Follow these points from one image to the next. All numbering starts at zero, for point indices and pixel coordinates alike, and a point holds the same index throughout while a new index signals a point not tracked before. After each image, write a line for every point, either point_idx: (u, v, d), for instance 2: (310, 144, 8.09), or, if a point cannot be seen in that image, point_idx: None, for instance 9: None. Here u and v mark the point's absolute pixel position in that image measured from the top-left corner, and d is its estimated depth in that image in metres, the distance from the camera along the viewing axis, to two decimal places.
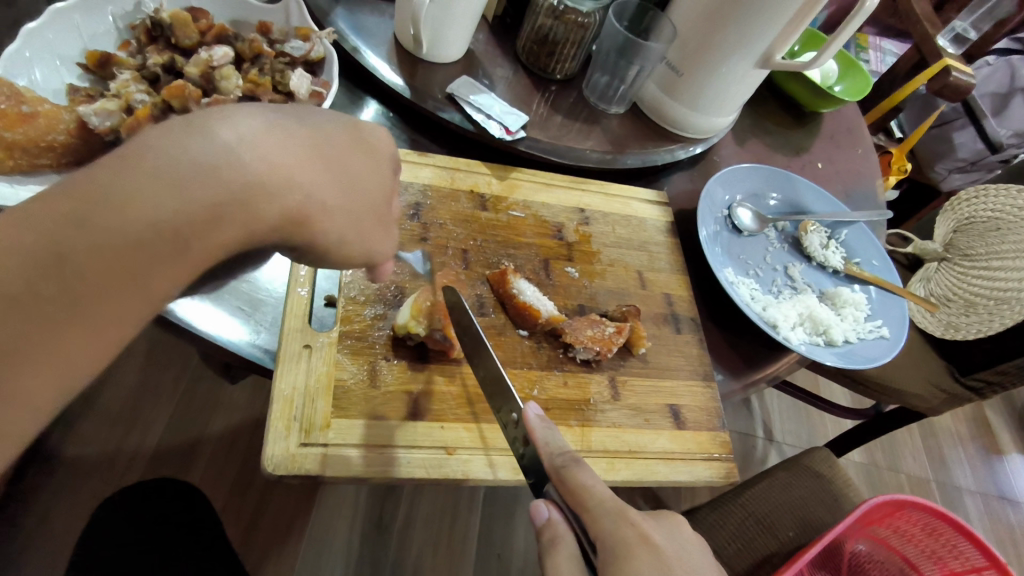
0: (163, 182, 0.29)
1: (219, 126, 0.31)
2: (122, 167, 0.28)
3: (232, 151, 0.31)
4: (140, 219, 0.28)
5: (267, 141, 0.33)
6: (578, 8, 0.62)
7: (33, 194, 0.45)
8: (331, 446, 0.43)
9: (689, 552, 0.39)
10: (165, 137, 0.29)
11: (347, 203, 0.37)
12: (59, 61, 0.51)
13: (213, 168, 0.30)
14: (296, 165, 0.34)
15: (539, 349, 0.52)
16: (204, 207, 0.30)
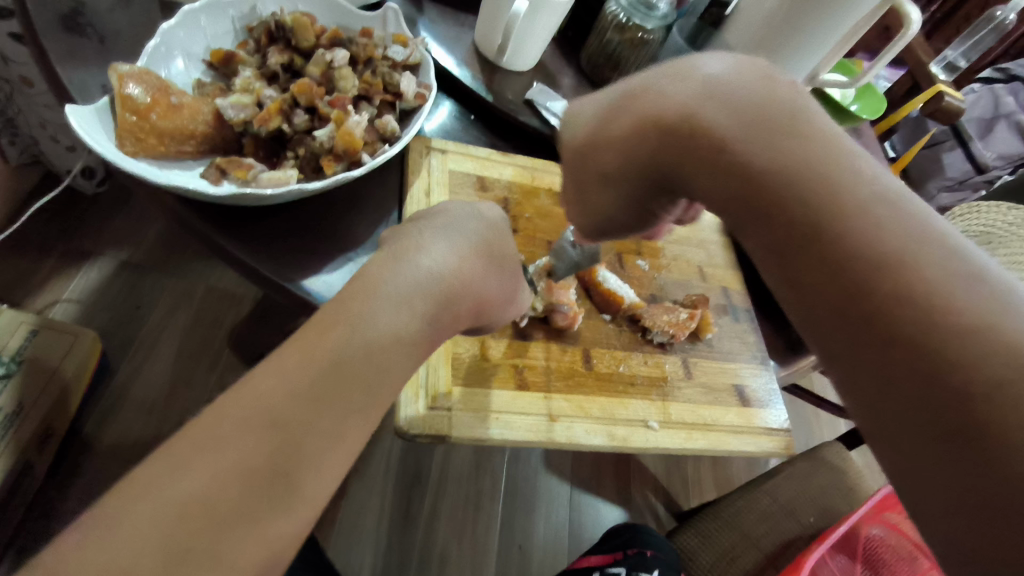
0: (397, 299, 0.38)
1: (423, 255, 0.41)
2: (365, 293, 0.37)
3: (434, 269, 0.41)
4: (385, 330, 0.36)
5: (455, 257, 0.43)
6: (643, 24, 0.68)
7: (177, 176, 0.49)
8: (455, 409, 0.48)
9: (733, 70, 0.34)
10: (387, 271, 0.39)
11: (496, 288, 0.46)
12: (188, 57, 0.55)
13: (426, 284, 0.40)
14: (474, 268, 0.44)
15: (621, 331, 0.58)
16: (424, 313, 0.39)
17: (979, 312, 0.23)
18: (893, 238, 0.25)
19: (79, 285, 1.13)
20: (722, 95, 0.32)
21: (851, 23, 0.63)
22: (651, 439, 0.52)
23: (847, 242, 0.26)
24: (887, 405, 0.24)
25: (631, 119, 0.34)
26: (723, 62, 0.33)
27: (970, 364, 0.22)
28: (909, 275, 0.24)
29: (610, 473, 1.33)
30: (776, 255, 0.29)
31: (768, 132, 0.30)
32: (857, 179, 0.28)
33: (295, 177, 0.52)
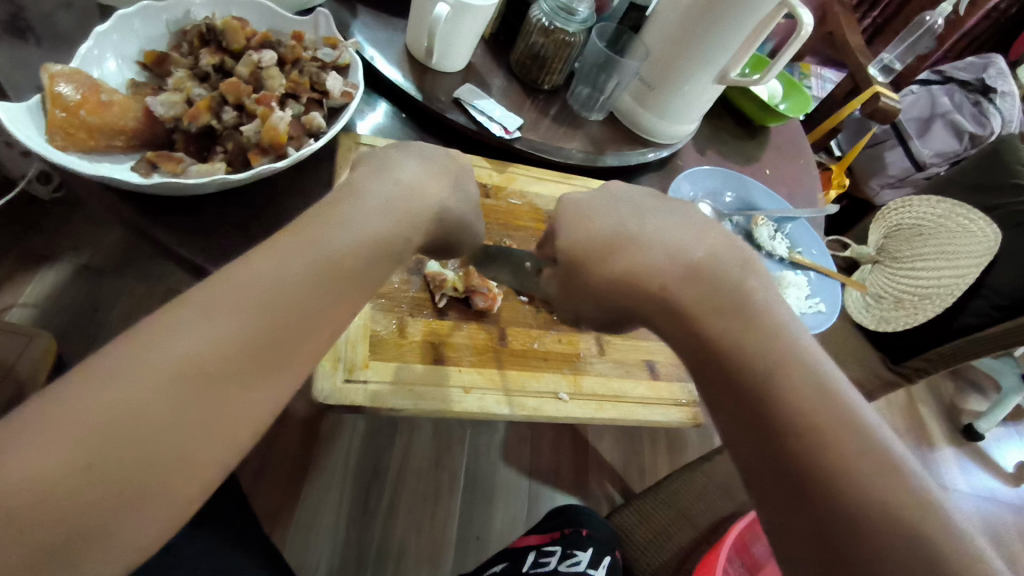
0: (380, 210, 0.44)
1: (398, 171, 0.47)
2: (349, 202, 0.43)
3: (409, 182, 0.47)
4: (363, 234, 0.41)
5: (425, 174, 0.49)
6: (566, 28, 0.73)
7: (106, 168, 0.52)
8: (371, 382, 0.51)
9: (715, 258, 0.44)
10: (365, 183, 0.45)
11: (465, 205, 0.52)
12: (123, 60, 0.58)
13: (402, 194, 0.46)
14: (444, 183, 0.50)
15: (537, 312, 0.61)
16: (401, 220, 0.44)
17: (889, 499, 0.32)
18: (823, 430, 0.35)
19: (36, 289, 1.15)
20: (701, 271, 0.43)
21: (749, 29, 0.68)
22: (561, 409, 0.56)
23: (800, 433, 0.35)
24: (790, 512, 0.34)
25: (627, 260, 0.45)
26: (697, 242, 0.45)
27: (881, 540, 0.31)
28: (811, 426, 0.35)
29: (567, 464, 1.37)
30: (730, 405, 0.39)
31: (737, 318, 0.40)
32: (800, 376, 0.37)
33: (223, 168, 0.55)
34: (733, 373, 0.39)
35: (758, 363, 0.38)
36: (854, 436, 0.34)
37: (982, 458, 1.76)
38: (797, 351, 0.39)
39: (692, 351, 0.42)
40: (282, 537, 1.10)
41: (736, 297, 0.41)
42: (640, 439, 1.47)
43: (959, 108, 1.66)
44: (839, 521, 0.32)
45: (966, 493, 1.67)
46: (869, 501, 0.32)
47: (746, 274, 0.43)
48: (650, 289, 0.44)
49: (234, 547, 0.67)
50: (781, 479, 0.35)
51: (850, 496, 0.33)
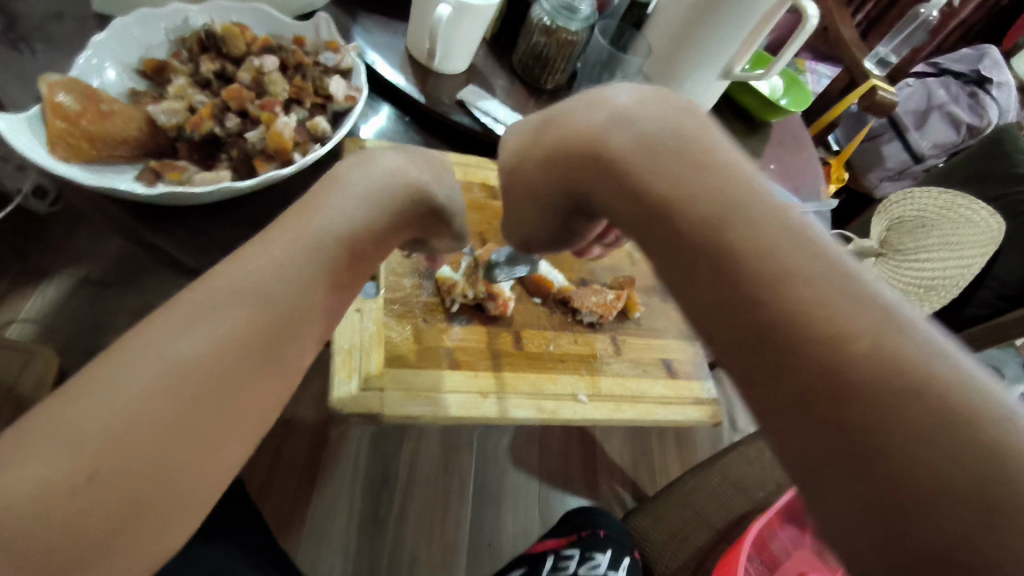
0: (360, 196, 0.43)
1: (381, 159, 0.47)
2: (332, 191, 0.43)
3: (392, 170, 0.46)
4: (346, 225, 0.41)
5: (408, 165, 0.48)
6: (568, 26, 0.72)
7: (110, 179, 0.51)
8: (386, 390, 0.50)
9: (660, 105, 0.35)
10: (348, 171, 0.45)
11: (452, 204, 0.51)
12: (122, 68, 0.57)
13: (384, 182, 0.45)
14: (429, 174, 0.49)
15: (551, 314, 0.60)
16: (383, 215, 0.44)
17: (929, 379, 0.22)
18: (821, 294, 0.25)
19: (34, 305, 1.13)
20: (640, 125, 0.34)
21: (751, 26, 0.68)
22: (579, 411, 0.55)
23: (785, 304, 0.25)
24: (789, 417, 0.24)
25: (557, 137, 0.38)
26: (642, 100, 0.36)
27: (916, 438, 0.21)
28: (783, 278, 0.26)
29: (577, 465, 1.36)
30: (693, 286, 0.29)
31: (689, 172, 0.31)
32: (779, 232, 0.28)
33: (229, 176, 0.54)
34: (682, 229, 0.30)
35: (725, 225, 0.29)
36: (863, 302, 0.25)
37: None
38: (775, 206, 0.29)
39: (631, 219, 0.33)
40: (293, 547, 1.09)
41: (689, 146, 0.33)
42: (649, 439, 1.46)
43: (955, 100, 1.66)
44: (858, 419, 0.23)
45: None
46: (898, 384, 0.23)
47: (700, 125, 0.34)
48: (586, 155, 0.36)
49: (250, 560, 0.65)
50: (749, 348, 0.26)
51: (871, 380, 0.23)
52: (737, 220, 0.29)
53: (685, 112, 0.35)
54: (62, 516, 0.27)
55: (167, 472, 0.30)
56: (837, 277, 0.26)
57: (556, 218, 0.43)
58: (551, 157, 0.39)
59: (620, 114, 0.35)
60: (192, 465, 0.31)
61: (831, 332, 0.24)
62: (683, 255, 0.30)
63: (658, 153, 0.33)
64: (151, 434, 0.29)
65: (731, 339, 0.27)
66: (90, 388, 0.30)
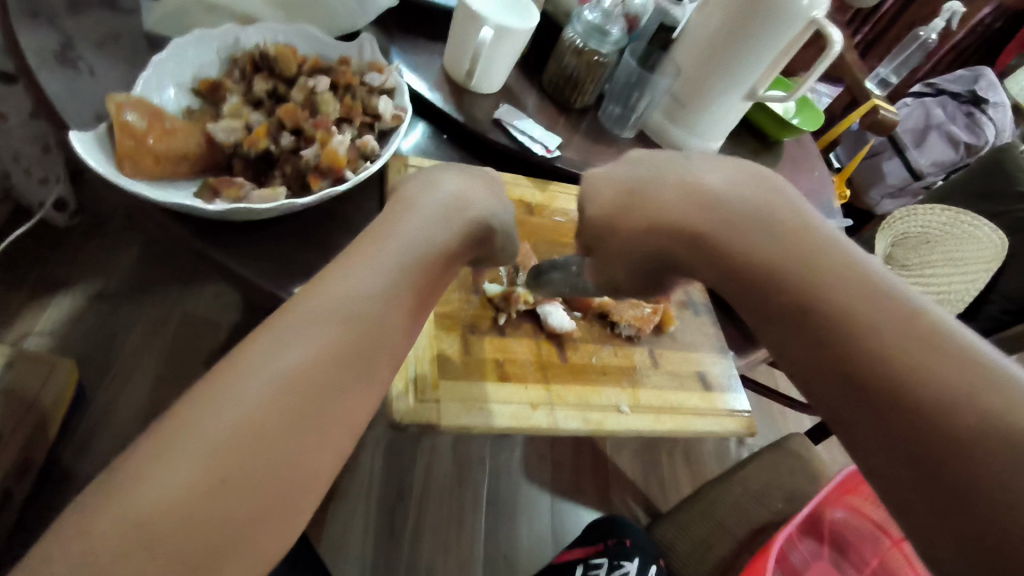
0: (430, 218, 0.46)
1: (443, 184, 0.49)
2: (404, 214, 0.45)
3: (455, 195, 0.49)
4: (420, 245, 0.43)
5: (470, 189, 0.50)
6: (599, 49, 0.75)
7: (172, 195, 0.52)
8: (441, 401, 0.51)
9: (739, 174, 0.37)
10: (416, 196, 0.47)
11: (508, 223, 0.53)
12: (177, 87, 0.58)
13: (449, 206, 0.47)
14: (487, 197, 0.51)
15: (590, 327, 0.62)
16: (453, 236, 0.46)
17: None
18: (927, 361, 0.28)
19: (51, 316, 1.13)
20: (728, 194, 0.35)
21: (780, 47, 0.71)
22: (623, 422, 0.57)
23: (893, 369, 0.28)
24: (901, 475, 0.27)
25: (649, 194, 0.38)
26: (726, 168, 0.37)
27: (1019, 492, 0.25)
28: (922, 372, 0.27)
29: (588, 479, 1.37)
30: (803, 356, 0.31)
31: (787, 242, 0.33)
32: (880, 296, 0.30)
33: (285, 193, 0.56)
34: (788, 301, 0.32)
35: (826, 298, 0.31)
36: (966, 362, 0.27)
37: None
38: (869, 270, 0.32)
39: (728, 294, 0.35)
40: None
41: (777, 213, 0.34)
42: (658, 451, 1.47)
43: (953, 120, 1.71)
44: (968, 476, 0.26)
45: None
46: (1003, 441, 0.26)
47: (779, 193, 0.36)
48: (675, 223, 0.36)
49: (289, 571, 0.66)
50: (862, 411, 0.29)
51: (975, 440, 0.26)
52: (840, 290, 0.31)
53: (764, 181, 0.36)
54: (186, 520, 0.29)
55: (273, 479, 0.31)
56: (942, 340, 0.28)
57: (639, 276, 0.42)
58: (635, 222, 0.38)
59: (706, 184, 0.36)
60: (292, 471, 0.32)
61: (934, 397, 0.27)
62: (787, 323, 0.32)
63: (749, 221, 0.34)
64: (259, 442, 0.31)
65: (842, 405, 0.29)
66: (200, 396, 0.32)
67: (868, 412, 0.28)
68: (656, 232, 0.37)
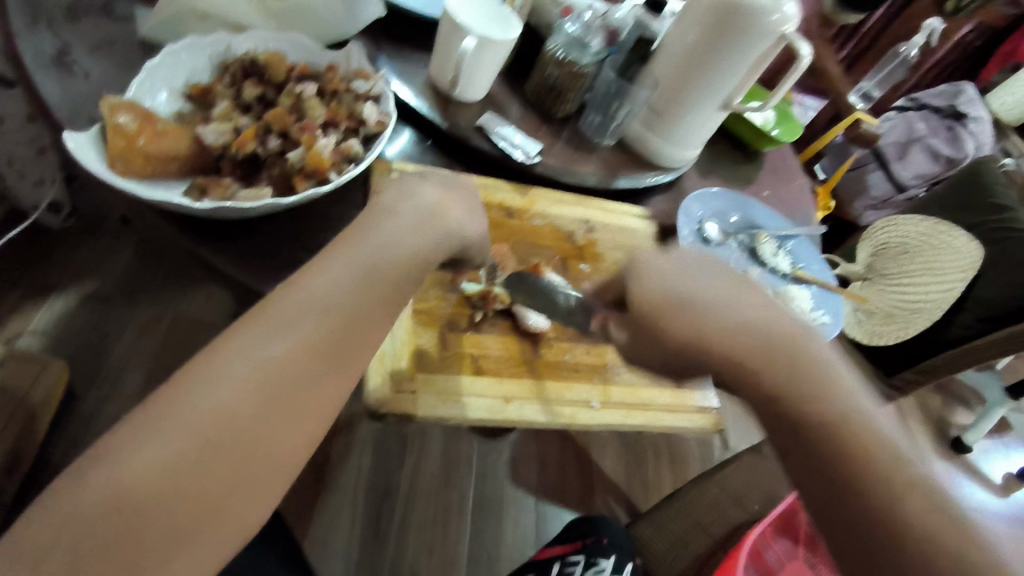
0: (406, 224, 0.50)
1: (423, 194, 0.53)
2: (383, 218, 0.49)
3: (431, 204, 0.52)
4: (395, 251, 0.48)
5: (447, 199, 0.54)
6: (579, 60, 0.78)
7: (162, 194, 0.55)
8: (417, 392, 0.53)
9: (764, 312, 0.51)
10: (396, 203, 0.51)
11: (479, 230, 0.57)
12: (170, 92, 0.61)
13: (424, 213, 0.51)
14: (462, 208, 0.55)
15: (565, 325, 0.64)
16: (427, 241, 0.50)
17: (946, 533, 0.40)
18: (884, 475, 0.42)
19: (44, 315, 1.15)
20: (758, 330, 0.49)
21: (752, 60, 0.73)
22: (594, 416, 0.59)
23: (859, 475, 0.42)
24: (854, 548, 0.41)
25: (694, 315, 0.50)
26: (757, 303, 0.51)
27: (934, 563, 0.39)
28: (895, 496, 0.41)
29: (573, 480, 1.38)
30: (799, 460, 0.45)
31: (794, 375, 0.47)
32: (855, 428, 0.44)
33: (269, 193, 0.58)
34: (797, 418, 0.46)
35: (821, 420, 0.45)
36: (907, 480, 0.42)
37: (969, 468, 1.82)
38: (849, 403, 0.46)
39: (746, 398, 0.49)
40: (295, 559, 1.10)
41: (787, 348, 0.49)
42: (644, 455, 1.49)
43: (934, 133, 1.74)
44: (905, 555, 0.39)
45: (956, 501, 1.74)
46: (926, 532, 0.39)
47: (792, 330, 0.50)
48: (716, 344, 0.49)
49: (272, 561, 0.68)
50: (836, 500, 0.42)
51: (912, 533, 0.40)
52: (829, 417, 0.45)
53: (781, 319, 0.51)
54: None
55: None
56: (892, 460, 0.43)
57: (667, 369, 0.55)
58: (682, 333, 0.50)
59: (741, 313, 0.50)
60: None
61: (885, 494, 0.41)
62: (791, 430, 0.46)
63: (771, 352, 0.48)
64: (234, 426, 0.37)
65: (823, 496, 0.43)
66: (188, 378, 0.38)
67: (837, 499, 0.42)
68: (702, 346, 0.50)
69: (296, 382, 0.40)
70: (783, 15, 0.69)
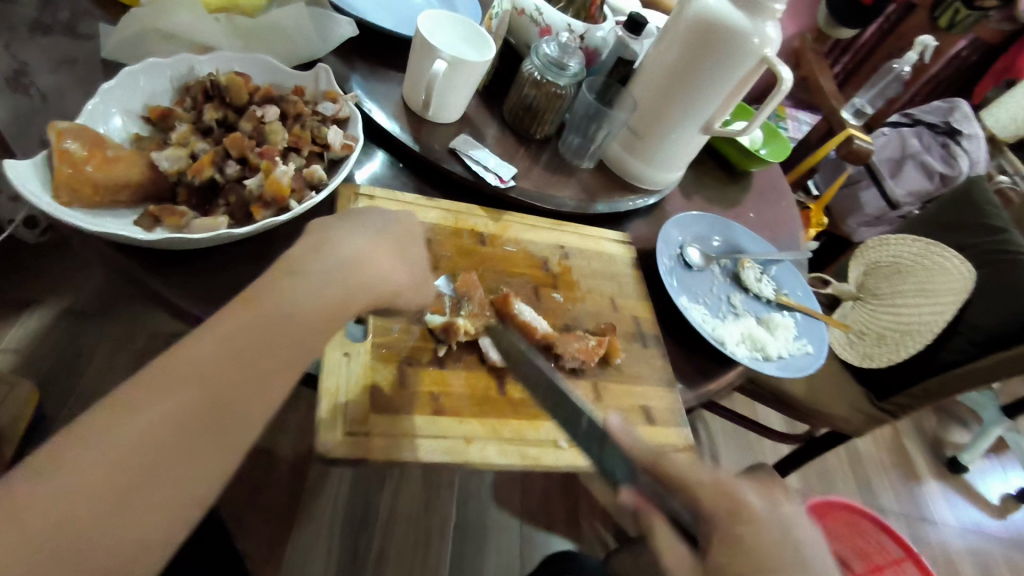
0: (327, 272, 0.47)
1: (348, 243, 0.50)
2: (300, 267, 0.46)
3: (358, 251, 0.49)
4: (309, 302, 0.45)
5: (375, 247, 0.51)
6: (557, 81, 0.76)
7: (111, 225, 0.53)
8: (371, 434, 0.51)
9: None
10: (318, 250, 0.48)
11: (415, 274, 0.54)
12: (127, 115, 0.59)
13: (349, 261, 0.48)
14: (391, 256, 0.52)
15: (533, 358, 0.63)
16: (349, 290, 0.47)
17: None
18: None
19: (16, 333, 1.12)
20: None
21: (732, 84, 0.72)
22: (560, 458, 0.57)
23: None
24: None
25: None
26: None
27: None
28: None
29: (558, 505, 1.36)
30: None
31: None
32: None
33: (225, 222, 0.55)
34: None
35: None
36: None
37: (964, 490, 1.80)
38: None
39: None
40: None
41: None
42: None
43: (927, 150, 1.73)
44: None
45: (950, 524, 1.71)
46: None
47: None
48: None
49: None
50: None
51: None
52: None
53: None
54: None
55: None
56: None
57: None
58: None
59: None
60: None
61: None
62: None
63: None
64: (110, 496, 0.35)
65: None
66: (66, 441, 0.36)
67: None
68: None
69: (210, 426, 0.39)
70: (765, 37, 0.67)
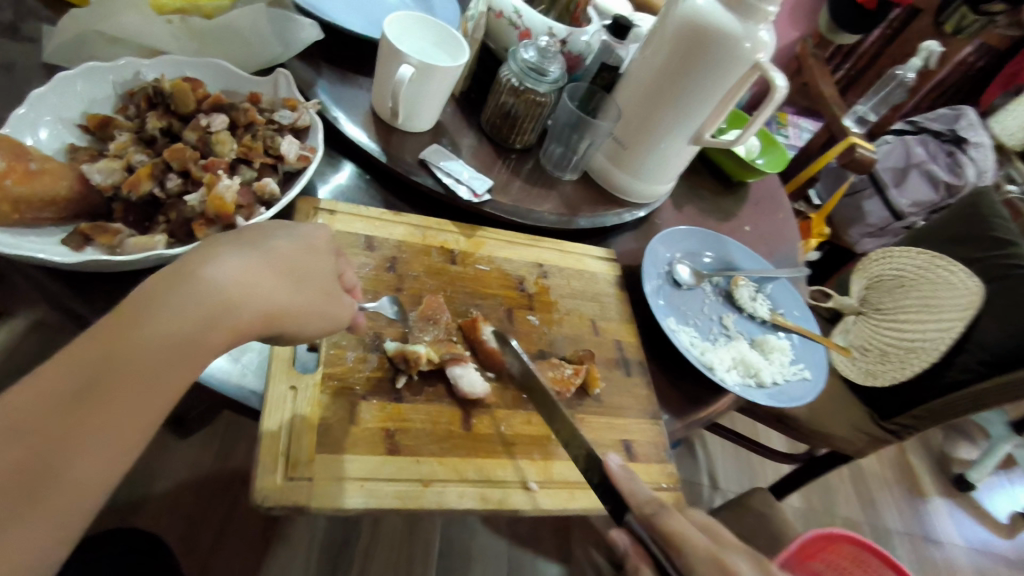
0: (183, 304, 0.37)
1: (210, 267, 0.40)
2: (147, 299, 0.37)
3: (226, 277, 0.40)
4: (159, 339, 0.36)
5: (249, 273, 0.41)
6: (536, 89, 0.71)
7: (31, 245, 0.47)
8: (315, 478, 0.46)
9: None
10: (174, 276, 0.38)
11: (308, 304, 0.45)
12: (62, 123, 0.54)
13: (214, 292, 0.39)
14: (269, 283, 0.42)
15: (503, 389, 0.58)
16: (208, 326, 0.38)
17: None
18: None
19: None
20: None
21: (723, 91, 0.67)
22: (528, 501, 0.52)
23: None
24: None
25: None
26: None
27: None
28: None
29: (548, 528, 1.30)
30: None
31: None
32: None
33: (163, 241, 0.51)
34: None
35: None
36: None
37: (972, 508, 1.74)
38: None
39: None
40: None
41: None
42: None
43: (933, 159, 1.68)
44: None
45: (958, 544, 1.65)
46: None
47: None
48: None
49: None
50: None
51: None
52: None
53: None
54: None
55: None
56: None
57: None
58: None
59: None
60: None
61: None
62: None
63: None
64: None
65: None
66: None
67: None
68: None
69: (60, 475, 0.33)
70: (758, 41, 0.63)
